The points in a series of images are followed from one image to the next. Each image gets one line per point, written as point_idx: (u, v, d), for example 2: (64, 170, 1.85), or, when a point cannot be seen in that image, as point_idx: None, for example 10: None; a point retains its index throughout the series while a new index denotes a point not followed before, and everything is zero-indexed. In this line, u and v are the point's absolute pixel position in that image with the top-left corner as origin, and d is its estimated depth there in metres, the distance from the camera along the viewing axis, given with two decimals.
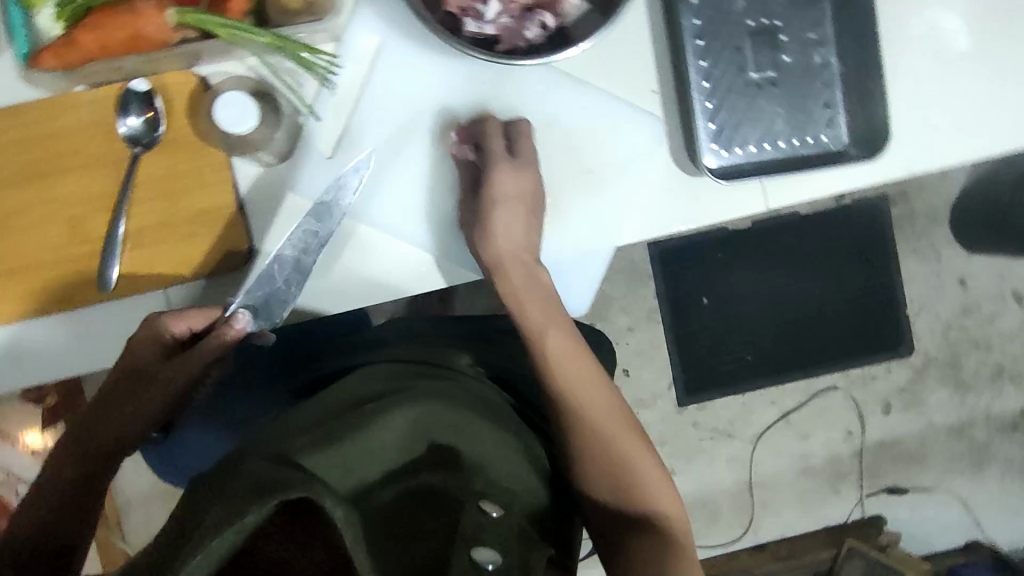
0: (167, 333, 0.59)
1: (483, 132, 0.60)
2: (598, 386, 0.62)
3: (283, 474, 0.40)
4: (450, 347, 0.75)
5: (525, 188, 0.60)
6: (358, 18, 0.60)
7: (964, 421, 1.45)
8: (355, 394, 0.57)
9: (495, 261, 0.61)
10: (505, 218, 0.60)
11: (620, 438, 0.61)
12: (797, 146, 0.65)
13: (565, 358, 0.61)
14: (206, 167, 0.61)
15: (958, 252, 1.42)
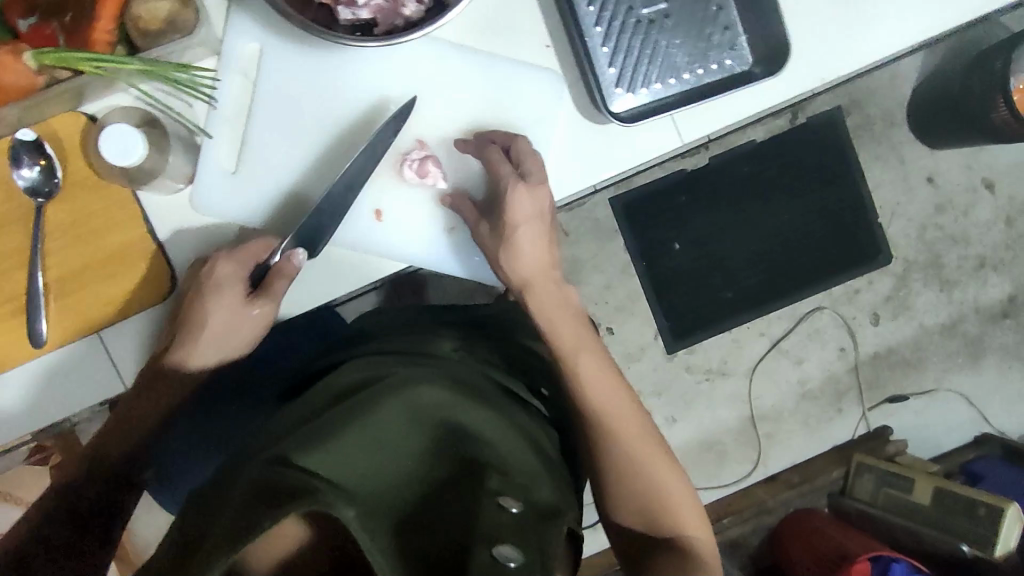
0: (226, 274, 0.59)
1: (491, 158, 0.60)
2: (626, 399, 0.64)
3: (288, 482, 0.45)
4: (431, 335, 0.70)
5: (542, 205, 0.60)
6: (233, 27, 0.60)
7: (954, 318, 1.43)
8: (353, 386, 0.58)
9: (521, 280, 0.62)
10: (526, 237, 0.60)
11: (644, 446, 0.63)
12: (702, 75, 0.64)
13: (584, 358, 0.63)
14: (114, 204, 0.60)
15: (921, 150, 1.39)
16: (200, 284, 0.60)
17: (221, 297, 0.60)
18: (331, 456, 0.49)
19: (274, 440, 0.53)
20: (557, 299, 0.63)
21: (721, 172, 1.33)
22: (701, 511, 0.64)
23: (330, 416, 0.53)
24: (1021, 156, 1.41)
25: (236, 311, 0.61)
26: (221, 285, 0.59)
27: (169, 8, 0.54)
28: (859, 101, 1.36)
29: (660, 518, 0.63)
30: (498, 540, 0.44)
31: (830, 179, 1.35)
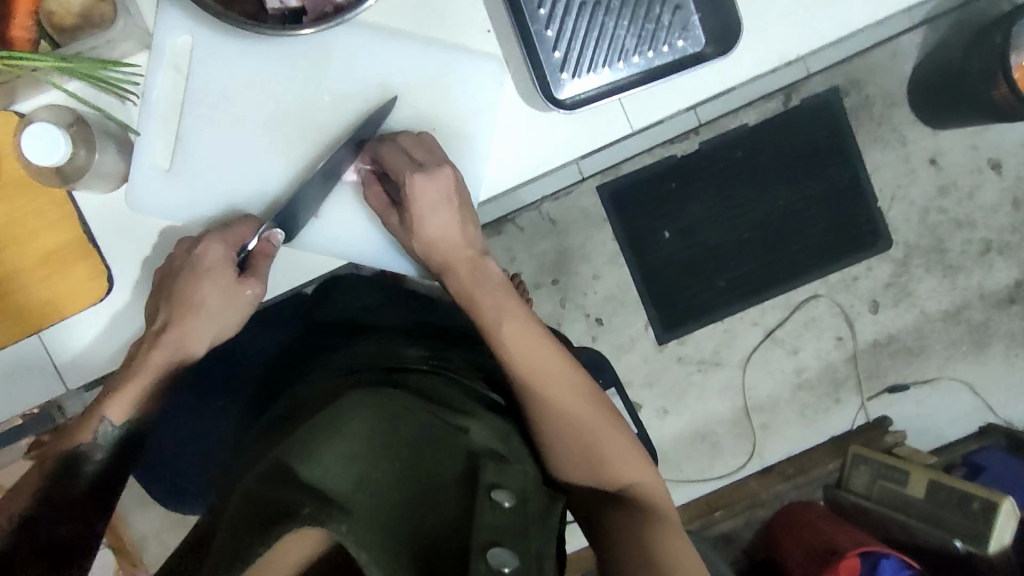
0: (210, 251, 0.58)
1: (385, 153, 0.58)
2: (549, 349, 0.61)
3: (283, 505, 0.43)
4: (395, 340, 0.69)
5: (447, 189, 0.58)
6: (164, 20, 0.57)
7: (958, 304, 1.37)
8: (334, 392, 0.57)
9: (442, 264, 0.62)
10: (435, 222, 0.60)
11: (582, 407, 0.60)
12: (653, 57, 0.62)
13: (507, 324, 0.61)
14: (47, 204, 0.59)
15: (923, 131, 1.33)
16: (187, 264, 0.59)
17: (214, 277, 0.58)
18: (325, 464, 0.47)
19: (260, 457, 0.52)
20: (472, 274, 0.62)
21: (713, 158, 1.30)
22: (638, 452, 0.61)
23: (313, 425, 0.52)
24: None
25: (226, 295, 0.59)
26: (212, 264, 0.58)
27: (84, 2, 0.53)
28: (857, 81, 1.31)
29: (600, 468, 0.59)
30: (494, 544, 0.44)
31: (826, 163, 1.31)
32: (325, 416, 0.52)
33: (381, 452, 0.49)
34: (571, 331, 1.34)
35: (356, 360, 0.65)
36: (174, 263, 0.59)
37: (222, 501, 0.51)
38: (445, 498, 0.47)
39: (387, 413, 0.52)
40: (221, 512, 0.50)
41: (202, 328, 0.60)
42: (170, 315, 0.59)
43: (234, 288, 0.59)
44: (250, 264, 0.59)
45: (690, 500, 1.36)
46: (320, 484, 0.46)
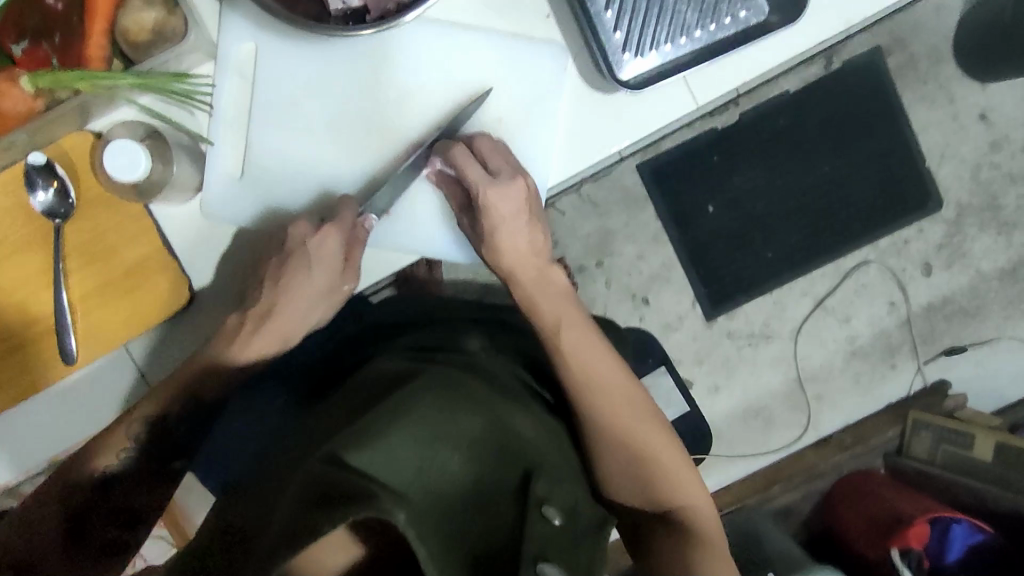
0: (324, 240, 0.58)
1: (456, 161, 0.58)
2: (616, 370, 0.61)
3: (338, 488, 0.43)
4: (459, 331, 0.70)
5: (518, 199, 0.58)
6: (228, 27, 0.59)
7: (1015, 262, 1.33)
8: (382, 381, 0.57)
9: (506, 270, 0.62)
10: (509, 232, 0.60)
11: (641, 429, 0.60)
12: (715, 31, 0.60)
13: (573, 333, 0.61)
14: (127, 220, 0.61)
15: (971, 86, 1.29)
16: (290, 252, 0.60)
17: (316, 266, 0.59)
18: (388, 453, 0.47)
19: (315, 441, 0.52)
20: (537, 280, 0.62)
21: (755, 128, 1.27)
22: (692, 474, 0.61)
23: (375, 410, 0.52)
24: None
25: (327, 282, 0.61)
26: (312, 256, 0.59)
27: (156, 16, 0.53)
28: (901, 40, 1.27)
29: (660, 490, 0.60)
30: (542, 560, 0.44)
31: (872, 126, 1.27)
32: (378, 404, 0.53)
33: (440, 443, 0.49)
34: (618, 312, 1.33)
35: (418, 343, 0.66)
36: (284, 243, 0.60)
37: (272, 479, 0.52)
38: (499, 505, 0.49)
39: (450, 405, 0.52)
40: (272, 490, 0.50)
41: (298, 306, 0.61)
42: (274, 297, 0.61)
43: (337, 275, 0.60)
44: (347, 255, 0.60)
45: (747, 476, 1.36)
46: (381, 473, 0.46)
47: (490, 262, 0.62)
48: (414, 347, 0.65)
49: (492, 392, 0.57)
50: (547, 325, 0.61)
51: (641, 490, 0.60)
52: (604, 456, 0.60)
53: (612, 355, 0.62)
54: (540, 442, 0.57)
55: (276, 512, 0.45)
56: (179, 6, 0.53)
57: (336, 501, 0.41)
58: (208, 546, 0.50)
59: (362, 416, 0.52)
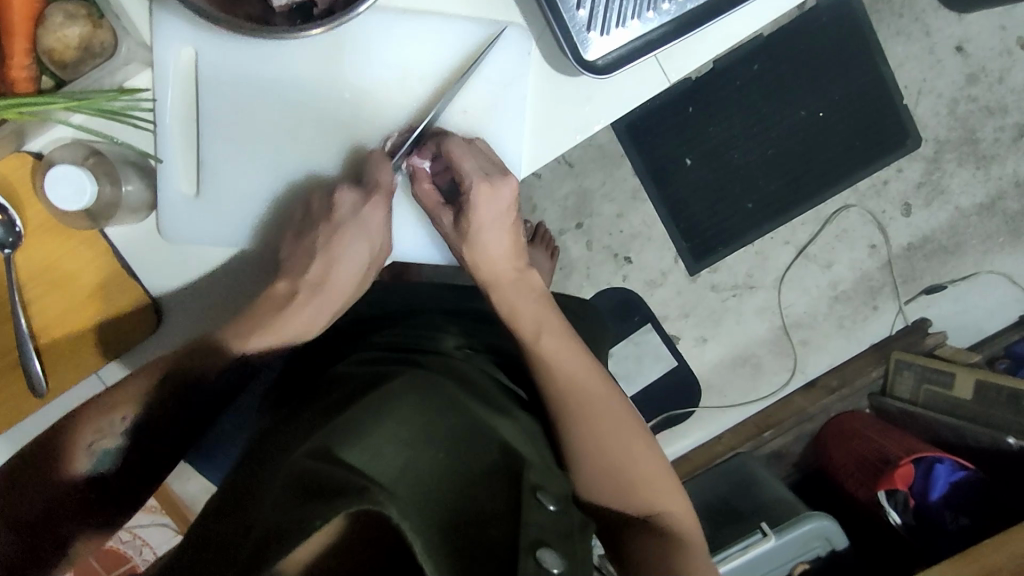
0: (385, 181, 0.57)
1: (452, 149, 0.56)
2: (595, 377, 0.61)
3: (335, 482, 0.41)
4: (436, 328, 0.68)
5: (506, 201, 0.59)
6: (163, 34, 0.55)
7: (993, 196, 1.33)
8: (357, 382, 0.56)
9: (489, 280, 0.62)
10: (494, 236, 0.60)
11: (620, 427, 0.60)
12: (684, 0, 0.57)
13: (547, 325, 0.61)
14: (82, 245, 0.58)
15: (948, 17, 1.26)
16: (335, 220, 0.58)
17: (360, 225, 0.58)
18: (372, 451, 0.46)
19: (290, 448, 0.50)
20: (516, 283, 0.63)
21: (729, 76, 1.23)
22: (670, 479, 0.61)
23: (355, 412, 0.51)
24: None
25: (368, 243, 0.60)
26: (359, 215, 0.58)
27: (81, 31, 0.48)
28: None
29: (634, 496, 0.59)
30: (541, 545, 0.43)
31: (850, 64, 1.24)
32: (360, 403, 0.52)
33: (423, 442, 0.48)
34: (600, 272, 1.31)
35: (394, 342, 0.64)
36: (329, 212, 0.58)
37: (249, 482, 0.50)
38: (486, 494, 0.46)
39: (432, 406, 0.51)
40: (248, 498, 0.47)
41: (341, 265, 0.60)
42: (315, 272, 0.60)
43: (377, 249, 0.61)
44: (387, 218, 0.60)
45: (737, 423, 1.36)
46: (368, 469, 0.44)
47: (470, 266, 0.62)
48: (386, 350, 0.62)
49: (468, 391, 0.56)
50: (527, 333, 0.61)
51: (615, 495, 0.59)
52: (584, 457, 0.58)
53: (590, 363, 0.61)
54: (521, 442, 0.55)
55: (263, 511, 0.43)
56: (105, 18, 0.49)
57: (328, 493, 0.40)
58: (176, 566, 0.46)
59: (345, 415, 0.51)
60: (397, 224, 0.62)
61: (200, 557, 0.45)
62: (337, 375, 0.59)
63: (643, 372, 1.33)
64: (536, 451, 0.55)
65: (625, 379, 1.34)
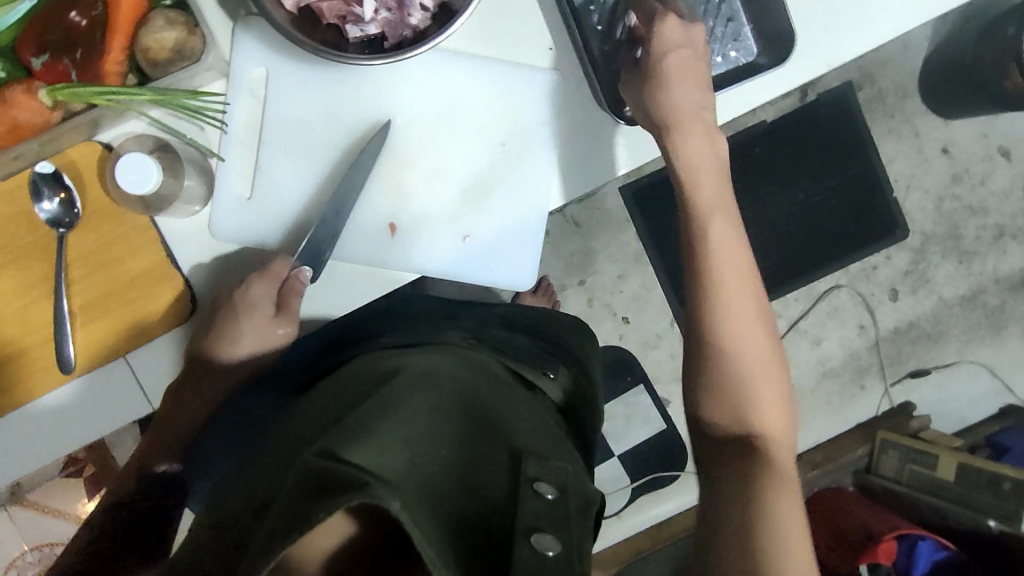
0: (279, 274, 0.63)
1: None
2: (750, 287, 0.61)
3: (334, 472, 0.42)
4: (438, 327, 0.72)
5: (695, 42, 0.58)
6: (240, 51, 0.61)
7: (975, 289, 1.37)
8: (365, 380, 0.58)
9: (661, 120, 0.59)
10: (678, 72, 0.58)
11: (757, 339, 0.60)
12: (706, 68, 0.65)
13: (712, 205, 0.61)
14: (131, 230, 0.61)
15: (936, 121, 1.33)
16: (237, 301, 0.63)
17: (254, 315, 0.63)
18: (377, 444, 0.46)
19: (302, 443, 0.51)
20: (700, 145, 0.60)
21: (735, 155, 1.29)
22: (787, 422, 0.59)
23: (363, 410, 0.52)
24: None
25: (263, 329, 0.65)
26: (254, 303, 0.63)
27: (177, 35, 0.53)
28: (870, 74, 1.31)
29: (746, 408, 0.58)
30: (535, 531, 0.45)
31: (845, 154, 1.30)
32: (365, 403, 0.53)
33: (427, 441, 0.49)
34: (598, 330, 1.34)
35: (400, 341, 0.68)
36: (233, 296, 0.63)
37: (260, 473, 0.51)
38: (485, 489, 0.48)
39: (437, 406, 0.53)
40: (256, 489, 0.48)
41: (234, 351, 0.66)
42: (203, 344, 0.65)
43: (270, 322, 0.65)
44: (283, 302, 0.63)
45: None
46: (372, 461, 0.45)
47: (646, 105, 0.59)
48: (394, 347, 0.66)
49: (472, 384, 0.59)
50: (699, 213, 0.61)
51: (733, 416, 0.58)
52: (712, 343, 0.59)
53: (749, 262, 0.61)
54: (522, 429, 0.57)
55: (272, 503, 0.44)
56: (199, 27, 0.53)
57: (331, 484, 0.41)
58: (191, 549, 0.48)
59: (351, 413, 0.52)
60: (430, 240, 0.65)
61: (213, 538, 0.47)
62: (351, 369, 0.62)
63: (632, 433, 1.33)
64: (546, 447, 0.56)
65: (614, 438, 1.33)
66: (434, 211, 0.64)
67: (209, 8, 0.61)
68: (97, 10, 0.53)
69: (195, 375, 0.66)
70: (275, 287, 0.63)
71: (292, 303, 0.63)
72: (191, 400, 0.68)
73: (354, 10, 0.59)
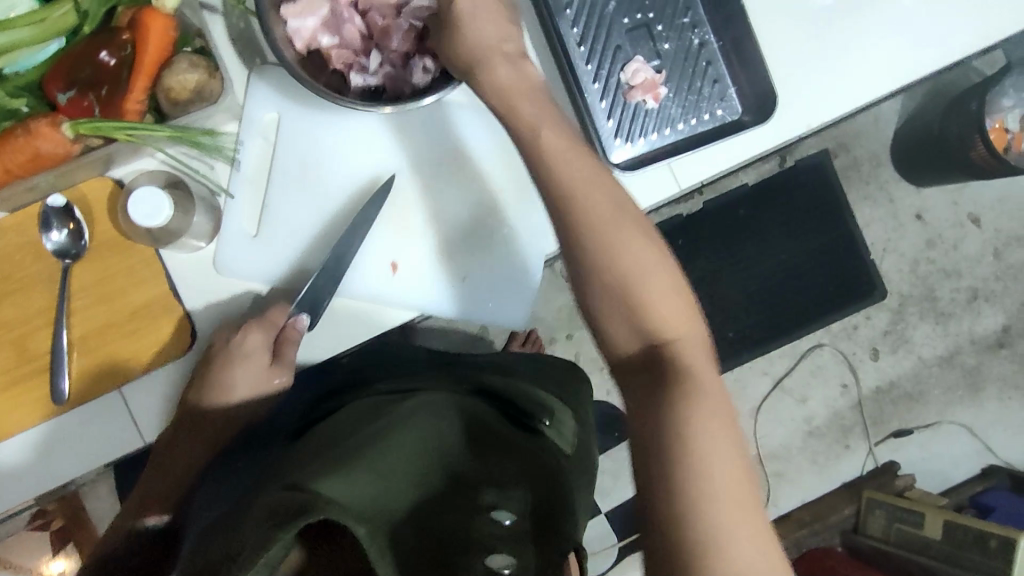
0: (276, 323, 0.64)
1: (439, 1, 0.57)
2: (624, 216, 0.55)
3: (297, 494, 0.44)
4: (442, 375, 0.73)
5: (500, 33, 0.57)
6: (255, 95, 0.64)
7: (952, 350, 1.40)
8: (354, 420, 0.60)
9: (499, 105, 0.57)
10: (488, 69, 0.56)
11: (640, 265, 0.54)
12: (695, 125, 0.69)
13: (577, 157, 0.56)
14: (138, 263, 0.63)
15: (908, 189, 1.37)
16: (231, 346, 0.64)
17: (250, 360, 0.65)
18: (345, 476, 0.47)
19: (281, 474, 0.53)
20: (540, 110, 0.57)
21: (718, 216, 1.31)
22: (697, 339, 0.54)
23: (345, 446, 0.54)
24: (1005, 190, 1.39)
25: (257, 374, 0.67)
26: (249, 350, 0.64)
27: (198, 77, 0.56)
28: (845, 143, 1.35)
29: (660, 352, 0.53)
30: None
31: (822, 218, 1.34)
32: (348, 440, 0.55)
33: (395, 477, 0.50)
34: None
35: (392, 388, 0.68)
36: (228, 341, 0.65)
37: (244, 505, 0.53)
38: None
39: (410, 439, 0.54)
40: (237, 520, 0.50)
41: (220, 403, 0.68)
42: (196, 393, 0.66)
43: (266, 367, 0.67)
44: (277, 349, 0.65)
45: None
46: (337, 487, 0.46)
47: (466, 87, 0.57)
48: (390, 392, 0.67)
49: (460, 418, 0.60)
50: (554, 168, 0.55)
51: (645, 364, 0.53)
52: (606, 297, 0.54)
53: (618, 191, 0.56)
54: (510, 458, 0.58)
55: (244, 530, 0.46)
56: (219, 71, 0.57)
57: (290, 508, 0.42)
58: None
59: (333, 449, 0.54)
60: (432, 282, 0.67)
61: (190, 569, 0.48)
62: (343, 413, 0.64)
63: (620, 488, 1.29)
64: (519, 472, 0.56)
65: (600, 494, 1.30)
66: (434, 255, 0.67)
67: (228, 54, 0.64)
68: (126, 51, 0.55)
69: (181, 435, 0.67)
70: (270, 336, 0.65)
71: (289, 350, 0.65)
72: (172, 445, 0.68)
73: (360, 61, 0.63)
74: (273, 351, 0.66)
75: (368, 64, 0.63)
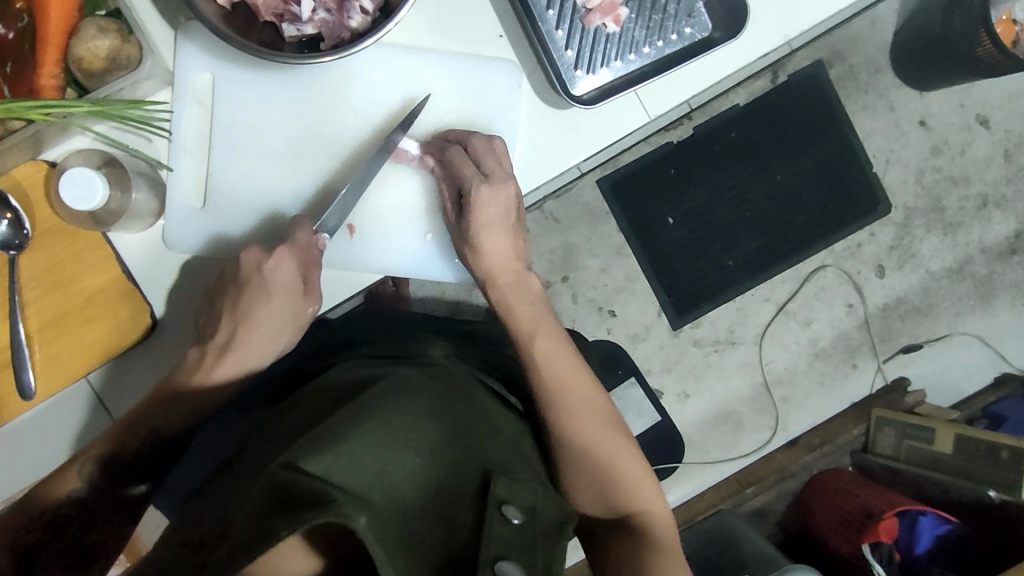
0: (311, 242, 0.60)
1: (455, 157, 0.60)
2: (584, 377, 0.64)
3: (299, 489, 0.41)
4: (423, 340, 0.70)
5: (505, 207, 0.61)
6: (183, 56, 0.60)
7: (962, 260, 1.35)
8: (338, 385, 0.57)
9: (485, 273, 0.64)
10: (492, 237, 0.62)
11: (600, 433, 0.63)
12: (662, 47, 0.64)
13: (545, 338, 0.64)
14: (84, 248, 0.60)
15: (910, 94, 1.30)
16: (263, 278, 0.60)
17: (284, 291, 0.61)
18: (343, 460, 0.45)
19: (271, 453, 0.50)
20: (514, 283, 0.64)
21: (708, 142, 1.26)
22: (644, 472, 0.63)
23: (336, 418, 0.50)
24: (1014, 88, 1.31)
25: (290, 311, 0.62)
26: (280, 283, 0.60)
27: (110, 43, 0.52)
28: (840, 52, 1.27)
29: (614, 483, 0.62)
30: (500, 558, 0.42)
31: (820, 134, 1.27)
32: (338, 411, 0.52)
33: (397, 451, 0.48)
34: (583, 325, 1.30)
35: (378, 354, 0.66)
36: (239, 271, 0.61)
37: (232, 482, 0.50)
38: (459, 509, 0.46)
39: (413, 414, 0.51)
40: (227, 499, 0.48)
41: (259, 342, 0.62)
42: (231, 330, 0.61)
43: (300, 299, 0.62)
44: (305, 278, 0.61)
45: (720, 480, 1.33)
46: (338, 477, 0.44)
47: (469, 263, 0.63)
48: (374, 358, 0.64)
49: (453, 391, 0.57)
50: (523, 335, 0.64)
51: (599, 500, 0.62)
52: (571, 452, 0.61)
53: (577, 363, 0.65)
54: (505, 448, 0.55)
55: (236, 519, 0.43)
56: (134, 34, 0.53)
57: (296, 500, 0.40)
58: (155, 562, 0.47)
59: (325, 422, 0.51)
60: (407, 234, 0.65)
61: (177, 555, 0.46)
62: (329, 378, 0.60)
63: None
64: (514, 455, 0.55)
65: None
66: (408, 207, 0.64)
67: (149, 14, 0.60)
68: (22, 22, 0.53)
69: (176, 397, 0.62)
70: (300, 263, 0.60)
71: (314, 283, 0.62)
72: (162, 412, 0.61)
73: (291, 9, 0.57)
74: (305, 281, 0.61)
75: (300, 12, 0.57)
